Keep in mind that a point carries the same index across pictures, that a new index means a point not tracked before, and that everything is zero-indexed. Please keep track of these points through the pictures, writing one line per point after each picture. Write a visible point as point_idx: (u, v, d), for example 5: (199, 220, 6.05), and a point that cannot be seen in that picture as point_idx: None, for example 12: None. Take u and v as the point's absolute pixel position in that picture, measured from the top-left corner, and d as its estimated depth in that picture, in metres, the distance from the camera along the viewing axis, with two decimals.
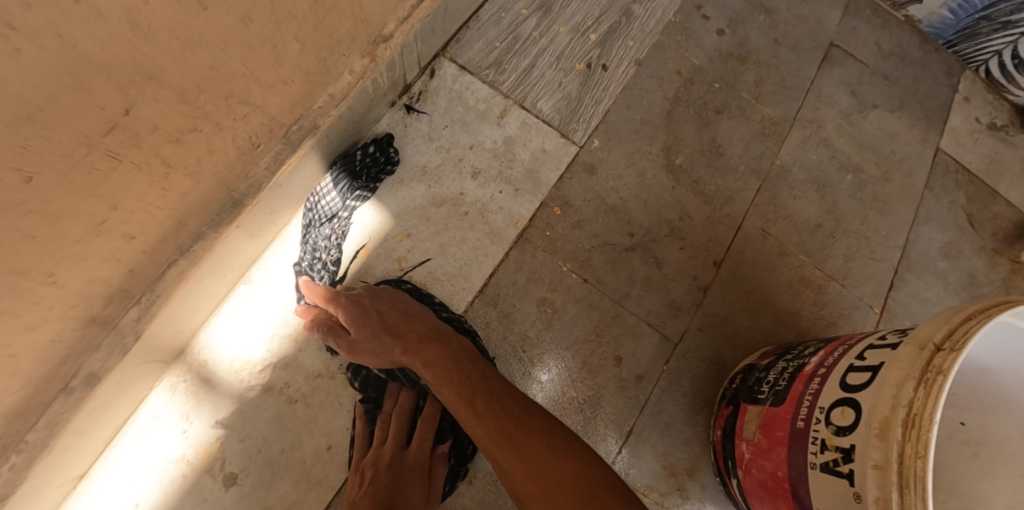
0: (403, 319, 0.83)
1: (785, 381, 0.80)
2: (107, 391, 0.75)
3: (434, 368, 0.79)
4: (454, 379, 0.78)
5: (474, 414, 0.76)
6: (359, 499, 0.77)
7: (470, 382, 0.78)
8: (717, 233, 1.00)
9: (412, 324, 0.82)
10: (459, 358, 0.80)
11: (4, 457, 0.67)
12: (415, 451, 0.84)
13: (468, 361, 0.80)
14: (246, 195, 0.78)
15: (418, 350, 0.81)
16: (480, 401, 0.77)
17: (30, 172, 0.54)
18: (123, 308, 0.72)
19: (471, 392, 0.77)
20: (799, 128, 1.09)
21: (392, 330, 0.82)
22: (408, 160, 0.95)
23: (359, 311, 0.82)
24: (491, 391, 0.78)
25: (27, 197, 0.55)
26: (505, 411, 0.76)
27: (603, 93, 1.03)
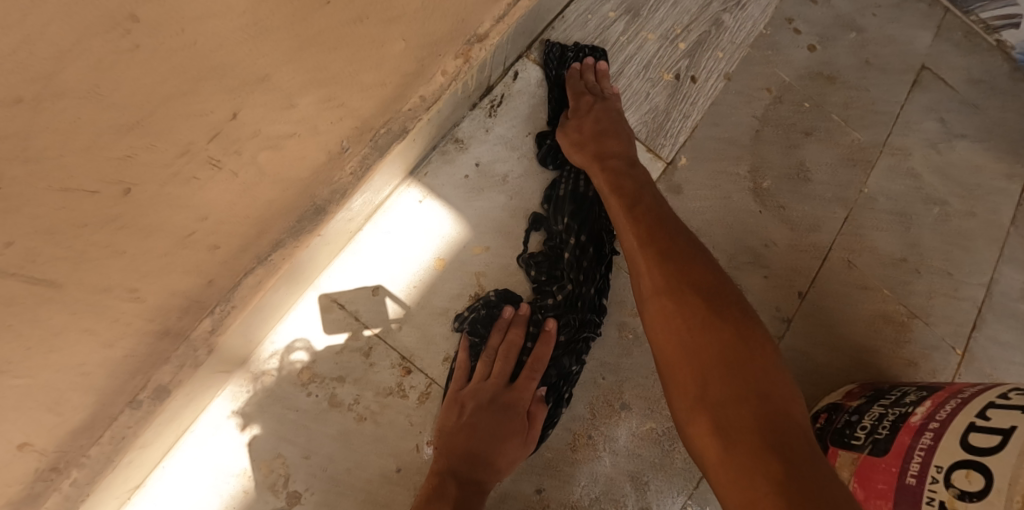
0: (614, 130, 0.85)
1: (885, 430, 0.76)
2: (175, 404, 0.70)
3: (615, 172, 0.80)
4: (622, 190, 0.77)
5: (630, 224, 0.73)
6: (454, 431, 0.77)
7: (639, 195, 0.75)
8: (802, 262, 0.96)
9: (620, 134, 0.85)
10: (642, 183, 0.78)
11: (64, 473, 0.63)
12: (517, 393, 0.79)
13: (643, 181, 0.78)
14: (329, 201, 0.70)
15: (601, 158, 0.82)
16: (641, 208, 0.74)
17: (129, 183, 0.52)
18: (197, 319, 0.66)
19: (633, 199, 0.75)
20: (885, 156, 1.04)
21: (600, 130, 0.85)
22: (488, 167, 0.90)
23: (588, 105, 0.87)
24: (659, 206, 0.74)
25: (121, 211, 0.52)
26: (662, 228, 0.70)
27: (691, 106, 0.98)
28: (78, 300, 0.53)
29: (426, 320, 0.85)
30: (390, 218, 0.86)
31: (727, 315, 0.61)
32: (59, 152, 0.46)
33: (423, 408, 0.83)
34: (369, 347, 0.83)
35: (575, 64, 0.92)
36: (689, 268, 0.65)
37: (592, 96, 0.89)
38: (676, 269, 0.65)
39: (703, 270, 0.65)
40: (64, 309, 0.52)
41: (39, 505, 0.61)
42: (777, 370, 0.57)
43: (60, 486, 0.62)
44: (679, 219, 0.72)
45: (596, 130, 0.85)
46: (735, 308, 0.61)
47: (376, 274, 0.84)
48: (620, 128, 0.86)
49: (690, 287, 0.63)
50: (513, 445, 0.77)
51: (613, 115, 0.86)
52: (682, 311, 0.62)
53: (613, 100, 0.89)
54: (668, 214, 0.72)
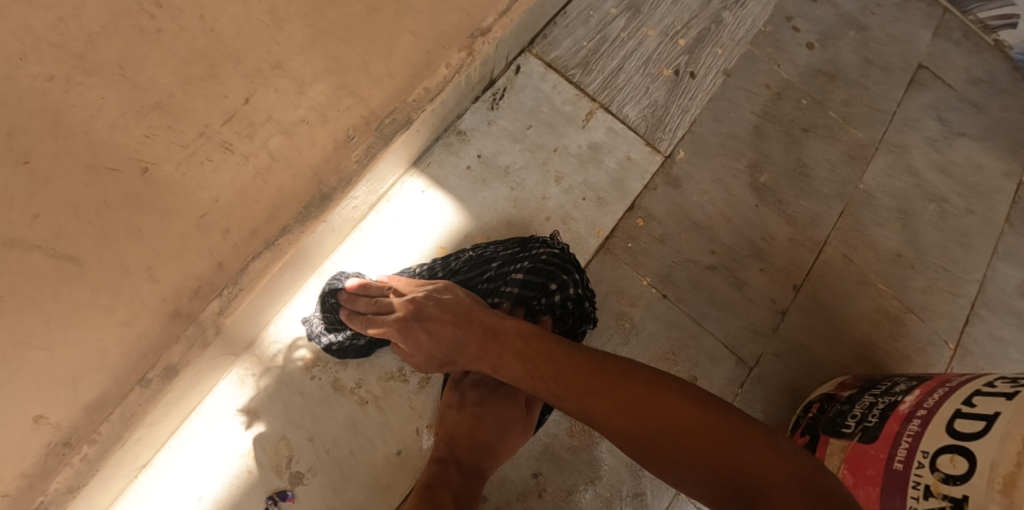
0: (450, 318, 0.70)
1: (875, 418, 0.78)
2: (185, 383, 0.72)
3: (505, 360, 0.67)
4: (522, 365, 0.66)
5: (563, 394, 0.63)
6: (457, 417, 0.77)
7: (533, 363, 0.65)
8: (799, 256, 0.98)
9: (466, 318, 0.69)
10: (517, 342, 0.67)
11: (76, 448, 0.63)
12: (519, 383, 0.79)
13: (528, 343, 0.66)
14: (336, 189, 0.69)
15: (483, 353, 0.68)
16: (553, 380, 0.64)
17: (146, 163, 0.60)
18: (206, 300, 0.65)
19: (541, 378, 0.64)
20: (883, 153, 1.06)
21: (454, 346, 0.69)
22: (490, 159, 0.91)
23: (405, 329, 0.70)
24: (555, 355, 0.65)
25: (140, 190, 0.60)
26: (565, 353, 0.65)
27: (691, 102, 0.99)
28: (101, 277, 0.59)
29: None
30: (394, 208, 0.88)
31: (660, 403, 0.58)
32: (87, 131, 0.58)
33: (425, 393, 0.85)
34: None
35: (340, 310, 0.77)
36: (635, 406, 0.59)
37: (399, 318, 0.71)
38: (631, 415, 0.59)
39: (648, 399, 0.59)
40: (86, 285, 0.59)
41: (51, 480, 0.63)
42: (739, 432, 0.55)
43: (71, 461, 0.63)
44: (584, 354, 0.65)
45: (443, 346, 0.69)
46: (695, 413, 0.57)
47: (379, 262, 0.86)
48: (467, 308, 0.71)
49: (625, 403, 0.59)
50: (515, 432, 0.78)
51: (434, 306, 0.71)
52: (639, 431, 0.58)
53: (416, 295, 0.73)
54: (573, 357, 0.64)
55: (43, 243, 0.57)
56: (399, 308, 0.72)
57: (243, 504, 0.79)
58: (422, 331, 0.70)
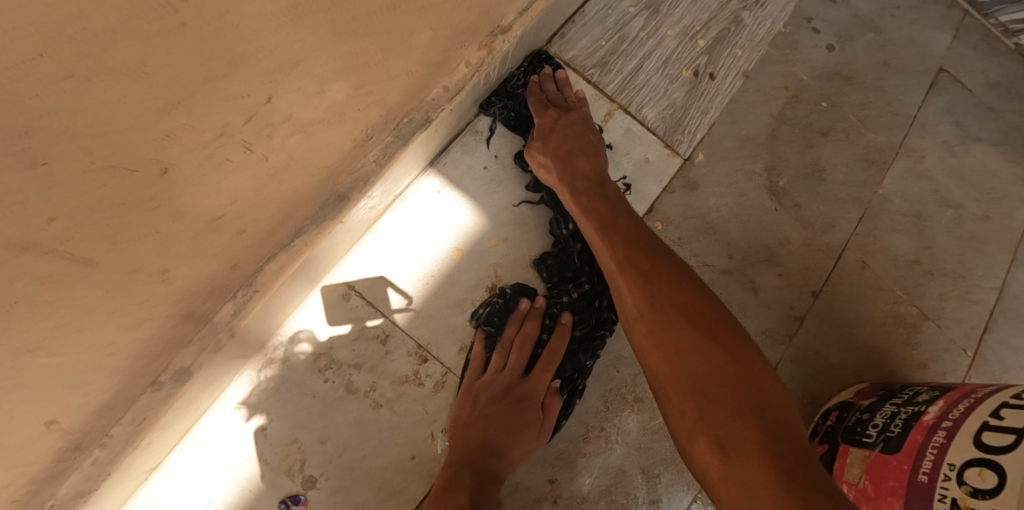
0: (579, 148, 0.83)
1: (897, 428, 0.77)
2: (195, 387, 0.71)
3: (584, 195, 0.80)
4: (596, 212, 0.78)
5: (610, 249, 0.74)
6: (469, 423, 0.78)
7: (613, 213, 0.77)
8: (816, 261, 0.97)
9: (591, 155, 0.83)
10: (609, 198, 0.79)
11: (86, 452, 0.65)
12: (532, 386, 0.81)
13: (616, 202, 0.79)
14: (351, 189, 0.71)
15: (575, 178, 0.81)
16: (614, 230, 0.75)
17: (167, 163, 0.49)
18: (219, 302, 0.67)
19: (608, 220, 0.76)
20: (900, 157, 1.04)
21: (573, 149, 0.83)
22: (507, 160, 0.90)
23: (560, 121, 0.85)
24: (631, 221, 0.76)
25: (159, 191, 0.50)
26: (629, 229, 0.75)
27: (709, 103, 0.98)
28: (111, 280, 0.52)
29: (444, 309, 0.86)
30: (409, 209, 0.86)
31: (697, 300, 0.67)
32: (105, 130, 0.43)
33: (439, 397, 0.83)
34: (385, 335, 0.84)
35: (534, 78, 0.90)
36: (676, 292, 0.67)
37: (554, 110, 0.86)
38: (663, 294, 0.67)
39: (689, 293, 0.67)
40: (98, 288, 0.51)
41: (59, 484, 0.64)
42: (770, 380, 0.61)
43: (82, 464, 0.65)
44: (654, 240, 0.74)
45: (562, 150, 0.83)
46: (728, 327, 0.64)
47: (394, 264, 0.85)
48: (592, 152, 0.84)
49: (681, 307, 0.66)
50: (527, 437, 0.78)
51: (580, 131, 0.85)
52: (668, 329, 0.65)
53: (575, 114, 0.86)
54: (641, 232, 0.75)
55: (60, 249, 0.45)
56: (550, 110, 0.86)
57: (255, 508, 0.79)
58: (556, 134, 0.84)
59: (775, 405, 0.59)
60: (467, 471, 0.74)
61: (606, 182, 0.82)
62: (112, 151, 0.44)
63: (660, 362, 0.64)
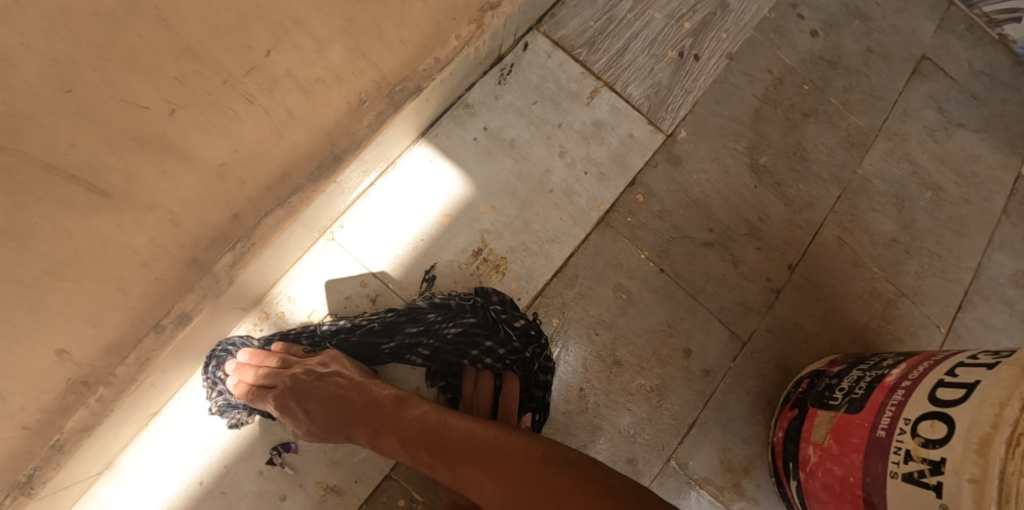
0: (337, 400, 0.76)
1: (862, 390, 0.80)
2: (198, 331, 0.76)
3: (381, 437, 0.74)
4: (395, 438, 0.74)
5: (428, 465, 0.72)
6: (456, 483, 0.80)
7: (406, 436, 0.73)
8: (794, 237, 1.00)
9: (359, 395, 0.76)
10: (388, 413, 0.75)
11: (92, 388, 0.70)
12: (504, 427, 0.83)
13: (400, 406, 0.75)
14: (347, 150, 0.77)
15: (362, 430, 0.75)
16: (424, 452, 0.72)
17: (175, 105, 0.57)
18: (220, 252, 0.72)
19: (411, 445, 0.73)
20: (882, 140, 1.07)
21: (344, 402, 0.76)
22: (496, 132, 0.95)
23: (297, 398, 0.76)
24: (421, 418, 0.74)
25: (170, 129, 0.57)
26: (422, 429, 0.73)
27: (694, 83, 1.02)
28: (127, 214, 0.59)
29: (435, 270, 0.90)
30: (402, 176, 0.91)
31: (523, 468, 0.67)
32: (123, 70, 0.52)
33: None
34: (376, 294, 0.89)
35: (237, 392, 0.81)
36: (497, 470, 0.68)
37: (291, 412, 0.76)
38: (496, 479, 0.68)
39: (502, 457, 0.69)
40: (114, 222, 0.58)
41: (68, 418, 0.70)
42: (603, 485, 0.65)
43: (88, 400, 0.71)
44: (441, 419, 0.74)
45: (332, 425, 0.76)
46: (552, 468, 0.67)
47: (385, 228, 0.90)
48: (356, 384, 0.78)
49: (514, 485, 0.66)
50: None
51: (337, 387, 0.77)
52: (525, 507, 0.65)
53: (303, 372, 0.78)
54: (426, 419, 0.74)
55: (79, 175, 0.53)
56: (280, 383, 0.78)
57: (250, 451, 0.85)
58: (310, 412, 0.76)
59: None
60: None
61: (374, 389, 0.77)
62: (125, 88, 0.53)
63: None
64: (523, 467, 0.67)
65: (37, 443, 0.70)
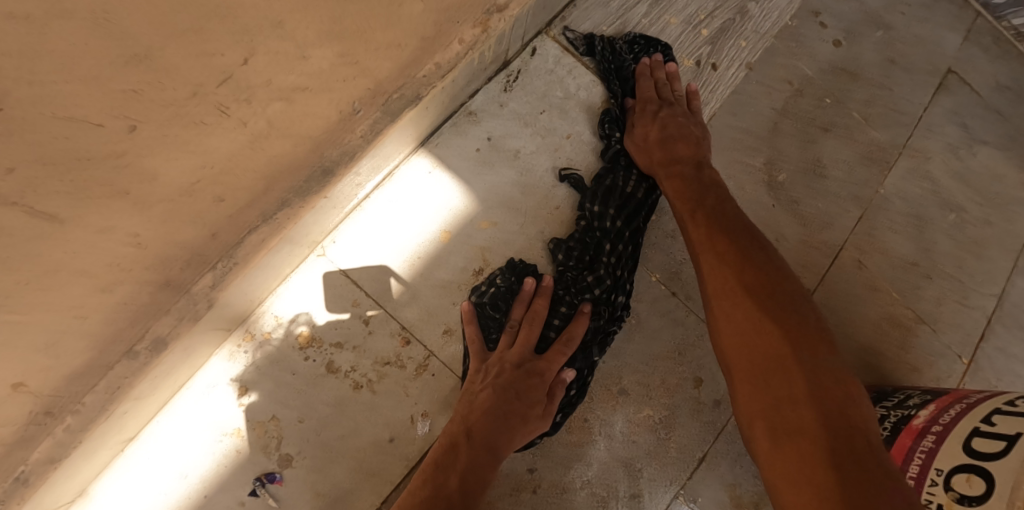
0: (688, 141, 0.86)
1: (887, 431, 0.76)
2: (173, 357, 0.71)
3: (684, 179, 0.83)
4: (681, 187, 0.82)
5: (694, 222, 0.80)
6: (477, 395, 0.76)
7: (702, 198, 0.81)
8: (811, 259, 0.95)
9: (693, 142, 0.86)
10: (704, 181, 0.83)
11: (58, 418, 0.66)
12: (546, 362, 0.78)
13: (716, 192, 0.81)
14: (338, 162, 0.70)
15: (670, 164, 0.84)
16: (701, 210, 0.79)
17: (134, 120, 0.47)
18: (199, 273, 0.67)
19: (696, 202, 0.81)
20: (903, 158, 1.01)
21: (668, 137, 0.85)
22: (500, 142, 0.88)
23: (654, 112, 0.88)
24: (728, 210, 0.79)
25: (130, 147, 0.48)
26: (721, 219, 0.78)
27: (711, 94, 0.96)
28: (81, 240, 0.50)
29: (432, 290, 0.84)
30: (399, 187, 0.85)
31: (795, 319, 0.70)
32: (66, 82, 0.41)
33: (421, 380, 0.82)
34: (367, 317, 0.82)
35: (643, 60, 0.92)
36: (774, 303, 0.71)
37: (649, 107, 0.88)
38: (750, 292, 0.72)
39: (787, 294, 0.72)
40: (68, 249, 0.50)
41: (32, 448, 0.65)
42: (839, 371, 0.67)
43: (54, 430, 0.66)
44: (741, 223, 0.78)
45: (661, 136, 0.86)
46: (816, 337, 0.69)
47: (379, 245, 0.84)
48: (697, 142, 0.87)
49: (744, 286, 0.72)
50: (530, 423, 0.76)
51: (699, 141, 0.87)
52: (739, 307, 0.72)
53: (678, 108, 0.88)
54: (738, 221, 0.78)
55: (20, 201, 0.44)
56: (654, 106, 0.88)
57: (231, 479, 0.79)
58: (658, 120, 0.87)
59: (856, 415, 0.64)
60: (454, 472, 0.71)
61: (703, 166, 0.85)
62: (76, 103, 0.43)
63: (729, 340, 0.72)
64: (786, 312, 0.70)
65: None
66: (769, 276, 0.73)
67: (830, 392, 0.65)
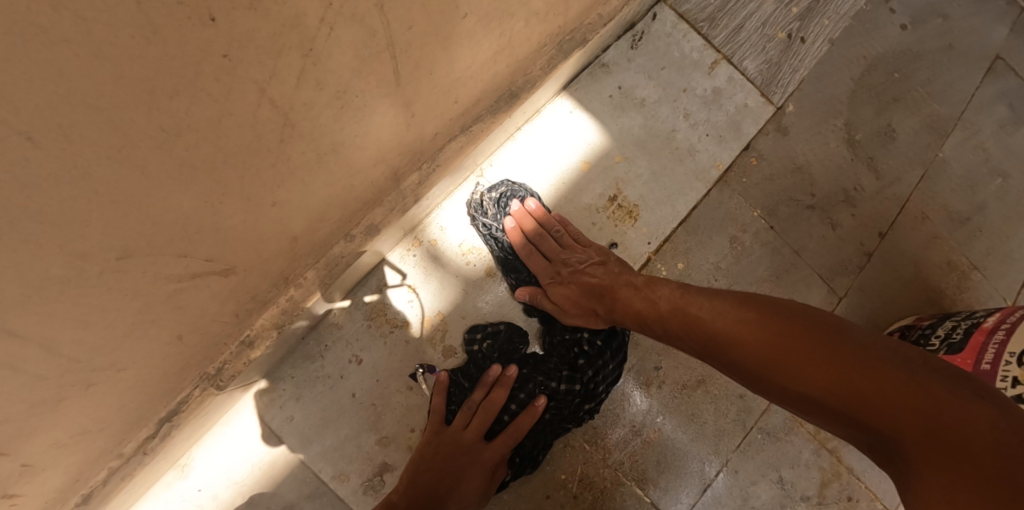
0: (602, 284, 0.83)
1: (960, 334, 0.91)
2: (375, 245, 0.83)
3: (624, 301, 0.80)
4: (628, 292, 0.80)
5: (666, 308, 0.76)
6: (421, 463, 0.82)
7: (648, 289, 0.79)
8: (885, 207, 1.10)
9: (611, 286, 0.82)
10: (648, 288, 0.79)
11: (286, 289, 0.76)
12: (489, 450, 0.83)
13: (654, 284, 0.79)
14: (521, 89, 0.85)
15: (613, 302, 0.81)
16: (663, 304, 0.76)
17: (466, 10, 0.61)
18: (411, 170, 0.79)
19: (648, 299, 0.78)
20: (958, 130, 1.16)
21: (597, 290, 0.83)
22: (628, 91, 1.03)
23: (568, 278, 0.86)
24: (682, 290, 0.76)
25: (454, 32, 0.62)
26: (683, 300, 0.75)
27: (800, 63, 1.11)
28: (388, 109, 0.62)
29: (574, 211, 0.98)
30: (545, 124, 1.00)
31: (830, 353, 0.62)
32: None
33: None
34: None
35: (507, 221, 0.91)
36: (792, 350, 0.64)
37: (552, 282, 0.87)
38: (768, 352, 0.66)
39: (795, 337, 0.65)
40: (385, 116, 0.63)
41: (260, 315, 0.76)
42: (919, 387, 0.57)
43: (281, 299, 0.77)
44: (704, 296, 0.74)
45: (587, 300, 0.84)
46: (857, 357, 0.61)
47: (528, 171, 0.98)
48: (618, 275, 0.83)
49: (760, 349, 0.66)
50: (467, 489, 0.81)
51: (608, 270, 0.84)
52: (780, 371, 0.65)
53: (570, 267, 0.87)
54: (698, 294, 0.75)
55: (399, 55, 0.57)
56: (559, 269, 0.88)
57: (400, 365, 0.92)
58: (575, 284, 0.85)
59: (973, 429, 0.53)
60: None
61: (637, 284, 0.80)
62: None
63: (799, 403, 0.65)
64: (813, 345, 0.63)
65: (233, 335, 0.75)
66: (761, 319, 0.68)
67: (929, 413, 0.55)
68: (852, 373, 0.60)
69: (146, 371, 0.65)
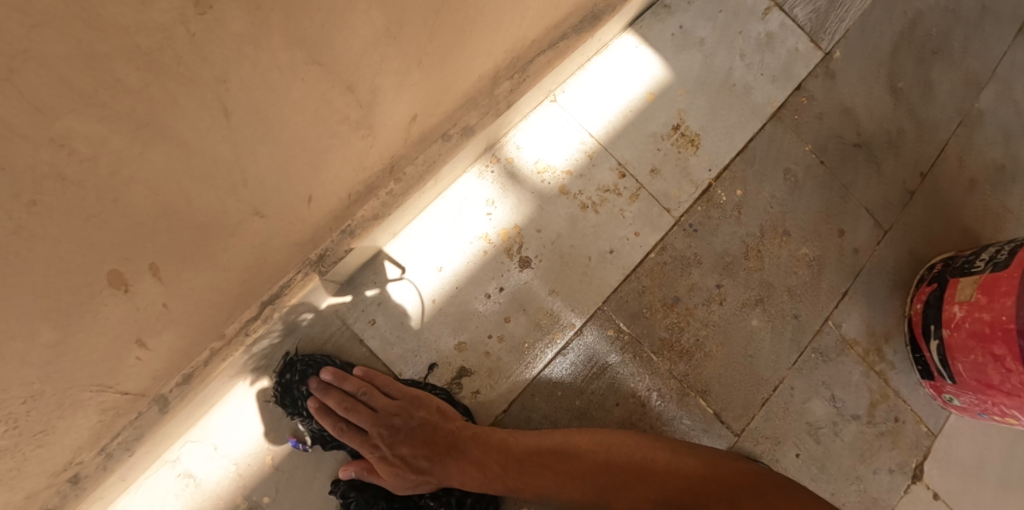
0: (424, 449, 0.86)
1: (1005, 254, 0.94)
2: (468, 151, 0.89)
3: (456, 464, 0.85)
4: (472, 475, 0.85)
5: (507, 460, 0.84)
6: None
7: (482, 443, 0.86)
8: (925, 150, 1.17)
9: (439, 453, 0.85)
10: (483, 446, 0.85)
11: (387, 182, 0.81)
12: None
13: (490, 435, 0.87)
14: (604, 11, 0.93)
15: (444, 465, 0.85)
16: (495, 453, 0.85)
17: None
18: (504, 76, 0.85)
19: (488, 458, 0.85)
20: (993, 84, 1.23)
21: (430, 444, 0.86)
22: (689, 32, 1.10)
23: (387, 447, 0.86)
24: (519, 435, 0.87)
25: None
26: (527, 440, 0.86)
27: (846, 14, 1.18)
28: None
29: (640, 137, 1.04)
30: (614, 56, 1.06)
31: (665, 458, 0.82)
32: None
33: (634, 205, 1.02)
34: (591, 152, 1.02)
35: (308, 401, 0.88)
36: (630, 470, 0.82)
37: (376, 451, 0.87)
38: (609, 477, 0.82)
39: (628, 459, 0.82)
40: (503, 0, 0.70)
41: (363, 206, 0.80)
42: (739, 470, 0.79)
43: (381, 193, 0.81)
44: (536, 435, 0.87)
45: (420, 469, 0.85)
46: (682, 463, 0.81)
47: (598, 99, 1.04)
48: (441, 425, 0.87)
49: (603, 469, 0.82)
50: None
51: (427, 422, 0.87)
52: (635, 486, 0.81)
53: (393, 419, 0.87)
54: (535, 435, 0.87)
55: None
56: (377, 440, 0.87)
57: (479, 275, 0.97)
58: (400, 458, 0.86)
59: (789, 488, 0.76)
60: None
61: (464, 441, 0.86)
62: None
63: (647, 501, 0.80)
64: (646, 453, 0.83)
65: (337, 223, 0.79)
66: (593, 450, 0.84)
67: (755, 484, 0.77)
68: (677, 476, 0.79)
69: (276, 234, 0.68)
